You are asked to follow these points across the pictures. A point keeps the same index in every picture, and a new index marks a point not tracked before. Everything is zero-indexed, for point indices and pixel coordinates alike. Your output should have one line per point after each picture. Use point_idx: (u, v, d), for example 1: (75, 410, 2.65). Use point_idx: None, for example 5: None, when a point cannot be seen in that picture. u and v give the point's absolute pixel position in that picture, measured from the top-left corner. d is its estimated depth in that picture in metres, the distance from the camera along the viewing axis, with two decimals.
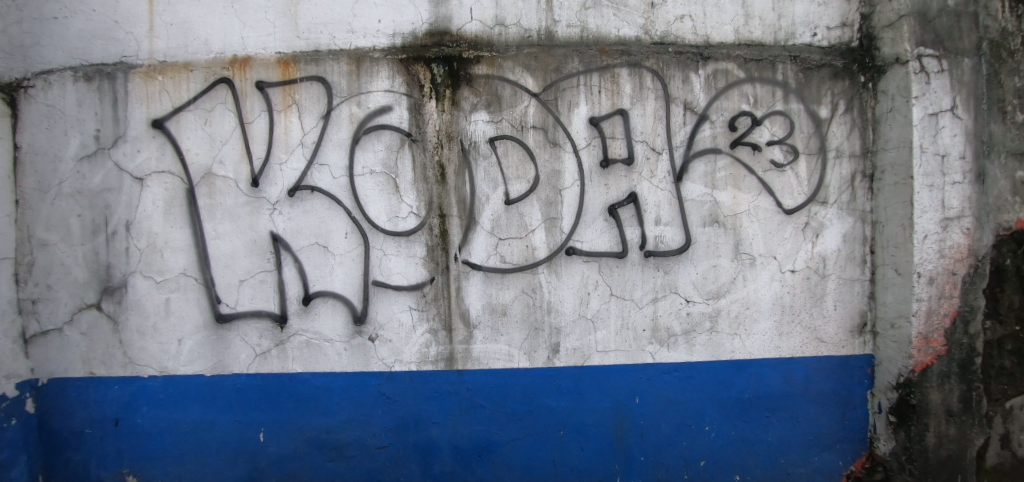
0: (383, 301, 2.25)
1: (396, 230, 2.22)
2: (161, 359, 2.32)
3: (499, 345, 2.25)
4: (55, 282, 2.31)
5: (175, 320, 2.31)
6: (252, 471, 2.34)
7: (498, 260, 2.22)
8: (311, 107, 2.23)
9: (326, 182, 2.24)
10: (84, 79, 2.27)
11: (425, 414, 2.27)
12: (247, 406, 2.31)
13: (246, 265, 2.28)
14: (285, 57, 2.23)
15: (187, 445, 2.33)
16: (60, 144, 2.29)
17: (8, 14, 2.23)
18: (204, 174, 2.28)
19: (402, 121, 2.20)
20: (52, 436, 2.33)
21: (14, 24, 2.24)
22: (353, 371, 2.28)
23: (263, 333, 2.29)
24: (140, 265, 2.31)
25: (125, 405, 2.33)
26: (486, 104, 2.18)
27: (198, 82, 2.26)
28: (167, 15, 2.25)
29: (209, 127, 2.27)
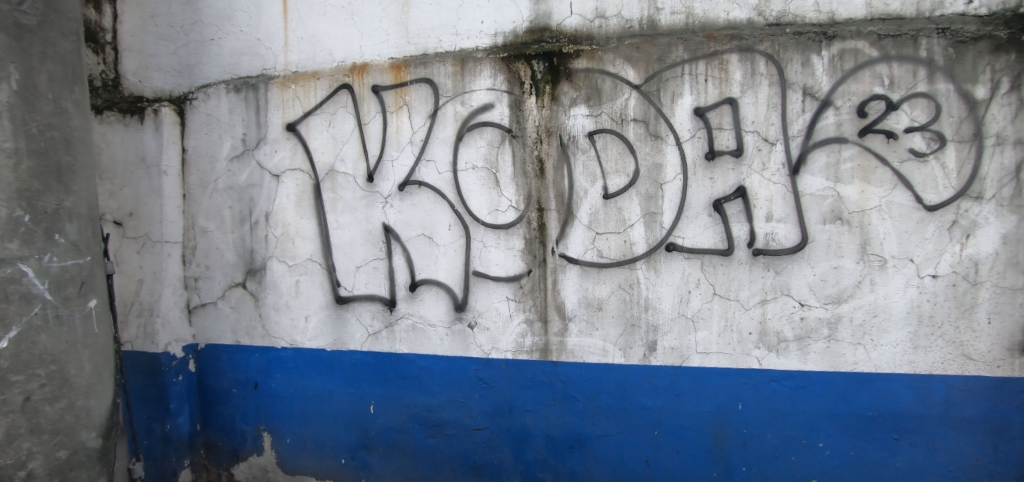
0: (483, 290, 2.35)
1: (496, 223, 2.31)
2: (291, 334, 2.63)
3: (594, 339, 2.25)
4: (212, 263, 2.72)
5: (303, 300, 2.61)
6: (363, 439, 2.58)
7: (595, 255, 2.21)
8: (420, 107, 2.39)
9: (432, 178, 2.38)
10: (234, 90, 2.64)
11: (519, 402, 2.34)
12: (361, 380, 2.54)
13: (362, 253, 2.51)
14: (397, 62, 2.41)
15: (311, 411, 2.63)
16: (216, 146, 2.69)
17: (178, 39, 2.67)
18: (328, 171, 2.54)
19: (503, 118, 2.28)
20: (208, 392, 2.77)
21: (183, 47, 2.67)
22: (453, 355, 2.41)
23: (375, 315, 2.50)
24: (277, 251, 2.63)
25: (263, 370, 2.68)
26: (586, 98, 2.18)
27: (323, 88, 2.52)
28: (299, 30, 2.54)
29: (333, 129, 2.52)
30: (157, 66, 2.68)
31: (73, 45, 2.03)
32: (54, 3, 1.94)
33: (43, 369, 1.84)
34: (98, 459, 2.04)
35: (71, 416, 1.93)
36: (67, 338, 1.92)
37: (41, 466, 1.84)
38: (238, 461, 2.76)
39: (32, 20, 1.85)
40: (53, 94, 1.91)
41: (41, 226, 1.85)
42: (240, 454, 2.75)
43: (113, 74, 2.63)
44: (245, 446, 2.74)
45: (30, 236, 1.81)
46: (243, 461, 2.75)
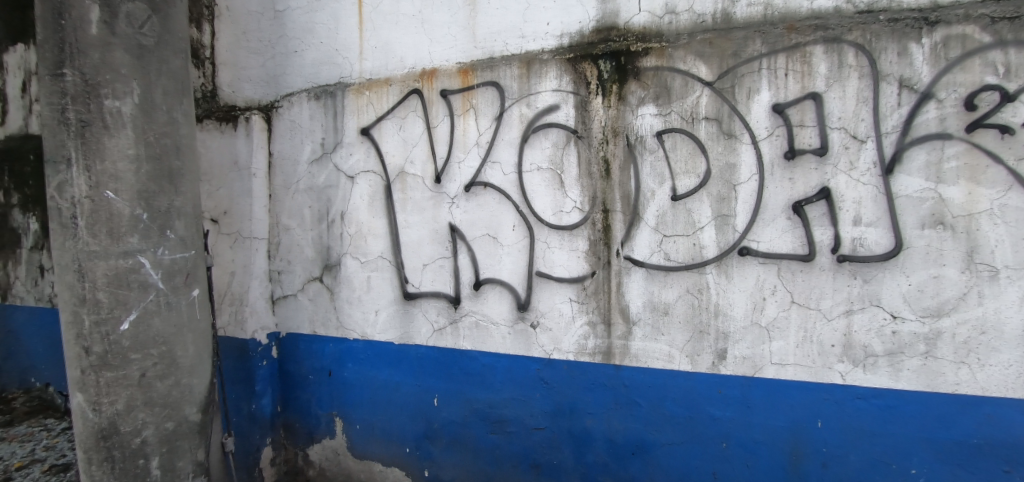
0: (546, 291, 2.36)
1: (560, 224, 2.30)
2: (362, 326, 2.77)
3: (659, 344, 2.18)
4: (294, 258, 2.92)
5: (374, 295, 2.74)
6: (427, 430, 2.66)
7: (662, 258, 2.15)
8: (487, 109, 2.43)
9: (497, 179, 2.42)
10: (314, 98, 2.83)
11: (580, 404, 2.32)
12: (426, 373, 2.63)
13: (429, 251, 2.59)
14: (464, 66, 2.47)
15: (379, 400, 2.75)
16: (298, 150, 2.88)
17: (266, 52, 2.90)
18: (399, 173, 2.65)
19: (569, 119, 2.27)
20: (288, 377, 2.98)
21: (270, 59, 2.91)
22: (515, 354, 2.44)
23: (440, 311, 2.58)
24: (350, 248, 2.79)
25: (336, 360, 2.84)
26: (654, 97, 2.13)
27: (395, 94, 2.64)
28: (373, 40, 2.68)
29: (404, 132, 2.63)
30: (248, 77, 2.93)
31: (185, 62, 2.24)
32: (168, 24, 2.15)
33: (156, 349, 2.10)
34: (198, 434, 2.24)
35: (178, 392, 2.16)
36: (175, 322, 2.15)
37: (153, 434, 2.10)
38: (313, 442, 2.95)
39: (150, 40, 2.08)
40: (167, 105, 2.13)
41: (155, 222, 2.09)
42: (315, 437, 2.93)
43: (211, 86, 2.88)
44: (319, 430, 2.92)
45: (146, 231, 2.06)
46: (317, 442, 2.93)
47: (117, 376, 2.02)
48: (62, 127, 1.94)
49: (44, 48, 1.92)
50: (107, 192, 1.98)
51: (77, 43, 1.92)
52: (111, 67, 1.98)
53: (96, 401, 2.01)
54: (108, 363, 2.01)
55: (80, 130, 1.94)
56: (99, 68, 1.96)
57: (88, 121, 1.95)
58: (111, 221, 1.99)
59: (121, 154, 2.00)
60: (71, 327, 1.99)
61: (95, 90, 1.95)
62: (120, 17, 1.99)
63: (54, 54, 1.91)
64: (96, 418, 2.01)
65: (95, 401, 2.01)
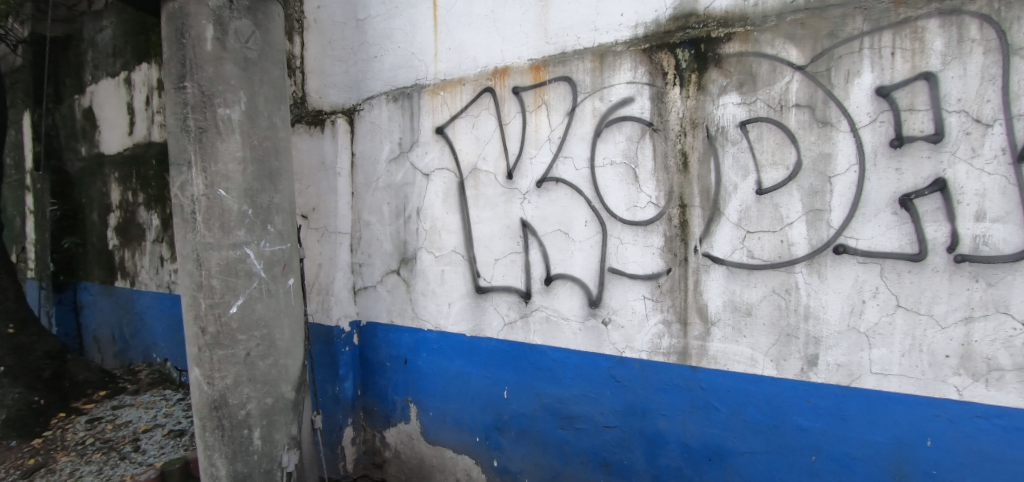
0: (619, 287, 2.30)
1: (634, 219, 2.24)
2: (436, 317, 2.86)
3: (741, 346, 2.06)
4: (373, 252, 3.08)
5: (448, 288, 2.82)
6: (497, 421, 2.70)
7: (745, 255, 2.03)
8: (559, 105, 2.42)
9: (570, 174, 2.40)
10: (392, 100, 2.96)
11: (653, 405, 2.25)
12: (497, 365, 2.67)
13: (501, 246, 2.62)
14: (536, 62, 2.47)
15: (451, 389, 2.83)
16: (378, 149, 3.03)
17: (349, 60, 3.08)
18: (472, 170, 2.70)
19: (644, 111, 2.20)
20: (367, 363, 3.15)
21: (352, 66, 3.08)
22: (586, 351, 2.41)
23: (511, 305, 2.60)
24: (426, 242, 2.89)
25: (412, 349, 2.96)
26: (738, 85, 2.01)
27: (468, 93, 2.69)
28: (448, 41, 2.75)
29: (477, 130, 2.68)
30: (333, 84, 3.12)
31: (282, 72, 2.42)
32: (268, 39, 2.34)
33: (258, 332, 2.30)
34: (291, 410, 2.43)
35: (276, 371, 2.36)
36: (274, 308, 2.34)
37: (256, 408, 2.30)
38: (389, 426, 3.09)
39: (254, 53, 2.27)
40: (268, 111, 2.32)
41: (258, 217, 2.28)
42: (391, 421, 3.08)
43: (301, 93, 3.13)
44: (395, 414, 3.06)
45: (251, 225, 2.26)
46: (393, 426, 3.07)
47: (227, 354, 2.23)
48: (183, 133, 2.16)
49: (169, 65, 2.17)
50: (219, 190, 2.19)
51: (195, 59, 2.14)
52: (223, 79, 2.19)
53: (210, 375, 2.23)
54: (219, 342, 2.23)
55: (198, 135, 2.16)
56: (213, 80, 2.17)
57: (204, 128, 2.16)
58: (222, 216, 2.19)
59: (231, 156, 2.21)
60: (190, 309, 2.22)
61: (210, 99, 2.16)
62: (230, 33, 2.19)
63: (177, 69, 2.15)
64: (210, 391, 2.23)
65: (209, 375, 2.23)
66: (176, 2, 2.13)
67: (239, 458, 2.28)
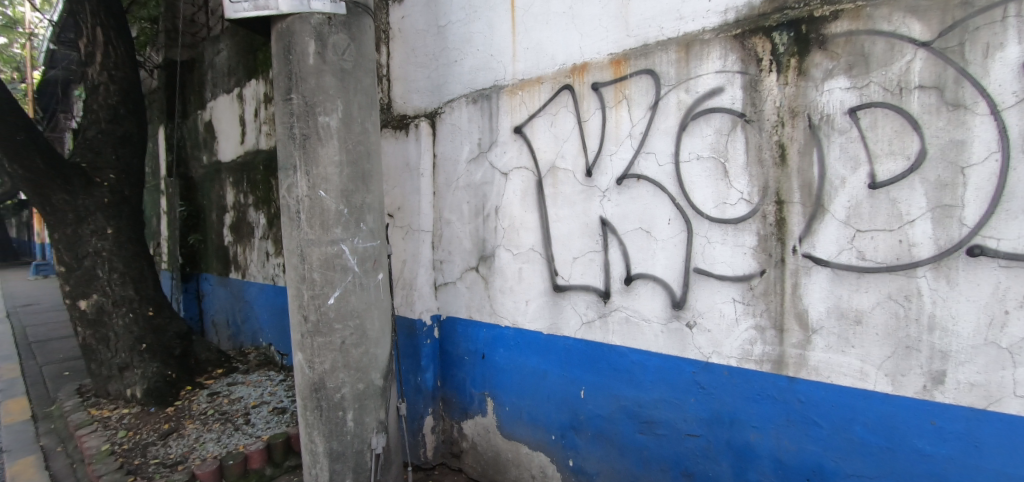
0: (706, 289, 2.17)
1: (723, 217, 2.10)
2: (514, 314, 2.88)
3: (848, 358, 1.85)
4: (453, 249, 3.16)
5: (525, 285, 2.82)
6: (573, 421, 2.66)
7: (854, 256, 1.83)
8: (641, 99, 2.33)
9: (652, 170, 2.30)
10: (472, 101, 3.01)
11: (743, 415, 2.10)
12: (573, 364, 2.64)
13: (579, 244, 2.58)
14: (617, 56, 2.40)
15: (528, 386, 2.83)
16: (458, 149, 3.10)
17: (431, 65, 3.18)
18: (550, 168, 2.68)
19: (735, 102, 2.06)
20: (447, 356, 3.24)
21: (433, 70, 3.18)
22: (668, 354, 2.29)
23: (590, 304, 2.55)
24: (504, 240, 2.91)
25: (489, 344, 3.00)
26: (847, 67, 1.82)
27: (547, 91, 2.67)
28: (526, 41, 2.75)
29: (555, 128, 2.65)
30: (416, 89, 3.25)
31: (373, 80, 2.55)
32: (361, 50, 2.47)
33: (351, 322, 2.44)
34: (380, 396, 2.56)
35: (366, 359, 2.50)
36: (365, 300, 2.48)
37: (349, 392, 2.45)
38: (467, 417, 3.16)
39: (349, 63, 2.41)
40: (360, 117, 2.46)
41: (353, 216, 2.42)
42: (469, 413, 3.14)
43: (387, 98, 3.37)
44: (473, 407, 3.12)
45: (347, 223, 2.40)
46: (470, 418, 3.13)
47: (325, 341, 2.40)
48: (289, 141, 2.35)
49: (278, 79, 2.37)
50: (320, 191, 2.35)
51: (300, 72, 2.32)
52: (323, 90, 2.34)
53: (311, 359, 2.42)
54: (318, 330, 2.40)
55: (302, 142, 2.33)
56: (315, 91, 2.33)
57: (308, 135, 2.33)
58: (321, 215, 2.35)
59: (329, 160, 2.36)
60: (295, 299, 2.41)
61: (312, 108, 2.33)
62: (328, 47, 2.35)
63: (285, 82, 2.34)
64: (310, 374, 2.42)
65: (310, 359, 2.42)
66: (284, 21, 2.32)
67: (334, 438, 2.44)
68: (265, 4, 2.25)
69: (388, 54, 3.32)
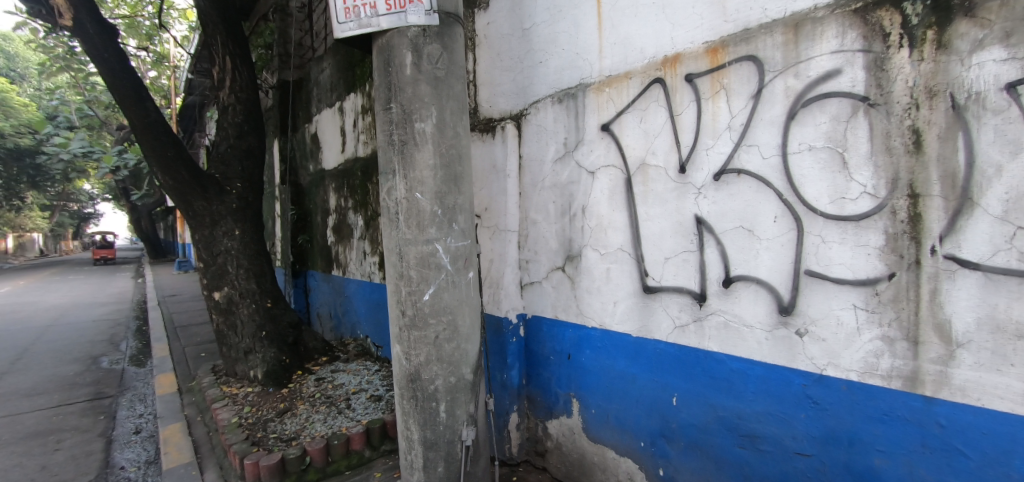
0: (820, 293, 1.96)
1: (842, 214, 1.89)
2: (601, 315, 2.81)
3: (1005, 378, 1.58)
4: (539, 249, 3.15)
5: (614, 286, 2.74)
6: (664, 428, 2.54)
7: (1014, 258, 1.55)
8: (741, 88, 2.16)
9: (755, 164, 2.13)
10: (557, 101, 2.99)
11: (865, 436, 1.87)
12: (665, 369, 2.51)
13: (672, 244, 2.45)
14: (714, 44, 2.25)
15: (615, 389, 2.75)
16: (543, 150, 3.08)
17: (516, 68, 3.20)
18: (640, 165, 2.58)
19: (855, 84, 1.84)
20: (532, 355, 3.24)
21: (518, 72, 3.19)
22: (774, 364, 2.11)
23: (683, 307, 2.42)
24: (592, 240, 2.85)
25: (575, 345, 2.96)
26: (1003, 35, 1.55)
27: (636, 86, 2.57)
28: (613, 36, 2.67)
29: (645, 123, 2.55)
30: (501, 93, 3.29)
31: (464, 85, 2.62)
32: (453, 58, 2.55)
33: (443, 319, 2.52)
34: (470, 390, 2.62)
35: (458, 354, 2.57)
36: (458, 298, 2.54)
37: (442, 385, 2.53)
38: (552, 417, 3.14)
39: (442, 71, 2.49)
40: (453, 122, 2.53)
41: (446, 216, 2.50)
42: (554, 412, 3.12)
43: (474, 104, 3.42)
44: (558, 407, 3.09)
45: (440, 223, 2.48)
46: (556, 418, 3.11)
47: (420, 335, 2.50)
48: (389, 147, 2.48)
49: (379, 90, 2.51)
50: (416, 194, 2.45)
51: (398, 82, 2.44)
52: (419, 98, 2.45)
53: (408, 352, 2.53)
54: (415, 325, 2.50)
55: (401, 147, 2.45)
56: (412, 100, 2.44)
57: (405, 141, 2.45)
58: (417, 216, 2.46)
59: (425, 164, 2.46)
60: (394, 294, 2.54)
61: (410, 115, 2.44)
62: (424, 57, 2.44)
63: (385, 93, 2.47)
64: (407, 365, 2.54)
65: (407, 351, 2.53)
66: (384, 36, 2.45)
67: (428, 427, 2.54)
68: (368, 22, 2.39)
69: (475, 60, 3.41)
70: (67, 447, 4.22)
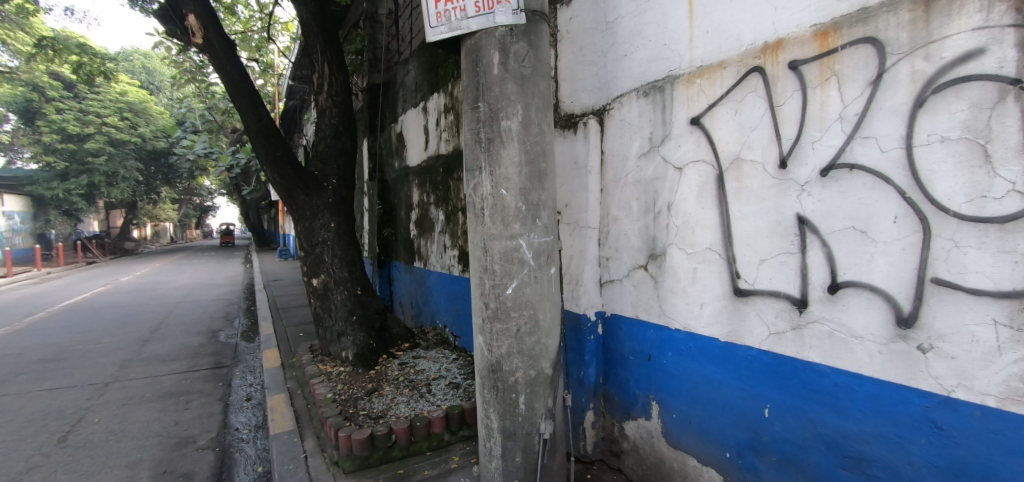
0: (949, 305, 1.74)
1: (980, 215, 1.66)
2: (686, 317, 2.68)
3: None
4: (621, 246, 3.07)
5: (701, 287, 2.60)
6: (754, 440, 2.38)
7: None
8: (856, 74, 1.95)
9: (872, 158, 1.92)
10: (643, 95, 2.88)
11: (1003, 471, 1.62)
12: (757, 378, 2.35)
13: (768, 245, 2.28)
14: (823, 27, 2.05)
15: (700, 395, 2.62)
16: (627, 145, 2.99)
17: (600, 62, 3.12)
18: (734, 160, 2.42)
19: (1003, 66, 1.60)
20: (610, 353, 3.17)
21: (602, 66, 3.11)
22: (888, 381, 1.90)
23: (781, 313, 2.24)
24: (678, 238, 2.73)
25: (657, 346, 2.86)
26: None
27: (731, 76, 2.42)
28: (706, 24, 2.52)
29: (741, 116, 2.39)
30: (583, 88, 3.24)
31: (549, 82, 2.61)
32: (539, 55, 2.55)
33: (525, 313, 2.54)
34: (549, 385, 2.62)
35: (539, 348, 2.58)
36: (540, 292, 2.55)
37: (523, 377, 2.56)
38: (629, 418, 3.06)
39: (528, 69, 2.50)
40: (538, 119, 2.53)
41: (530, 212, 2.51)
42: (631, 413, 3.04)
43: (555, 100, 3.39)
44: (636, 408, 3.01)
45: (525, 219, 2.50)
46: (633, 420, 3.03)
47: (502, 328, 2.54)
48: (476, 145, 2.53)
49: (467, 90, 2.56)
50: (502, 190, 2.49)
51: (485, 82, 2.48)
52: (506, 96, 2.47)
53: (490, 343, 2.58)
54: (497, 317, 2.55)
55: (487, 145, 2.49)
56: (499, 98, 2.47)
57: (492, 138, 2.48)
58: (501, 211, 2.49)
59: (511, 161, 2.48)
60: (477, 287, 2.60)
61: (497, 114, 2.48)
62: (511, 56, 2.46)
63: (473, 92, 2.52)
64: (489, 356, 2.59)
65: (489, 342, 2.58)
66: (473, 38, 2.50)
67: (508, 417, 2.59)
68: (458, 24, 2.45)
69: (557, 56, 3.39)
70: (194, 407, 4.79)
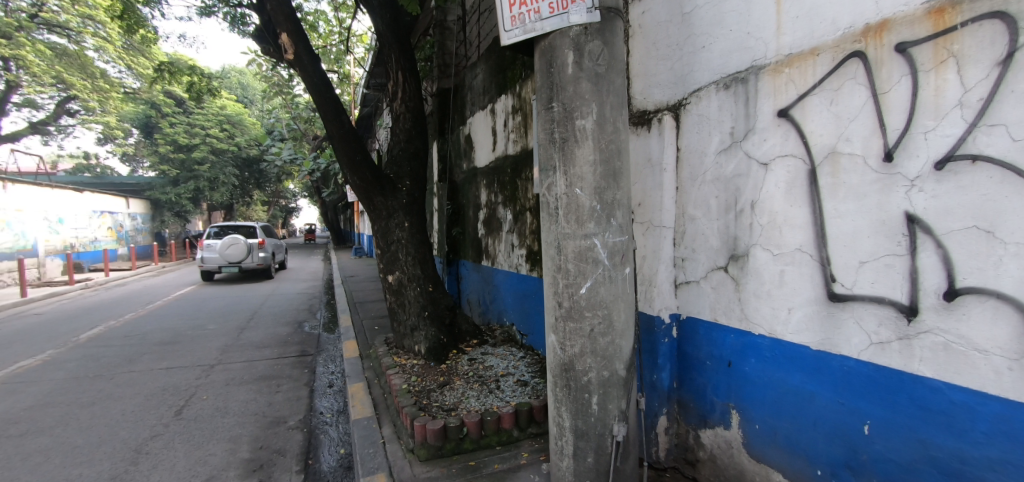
0: None
1: None
2: (771, 322, 2.52)
3: None
4: (698, 247, 2.94)
5: (789, 291, 2.43)
6: (850, 458, 2.20)
7: None
8: (979, 54, 1.75)
9: (1000, 148, 1.71)
10: (723, 88, 2.74)
11: None
12: (855, 390, 2.16)
13: (869, 246, 2.09)
14: (938, 4, 1.85)
15: (787, 405, 2.45)
16: (705, 141, 2.85)
17: (675, 56, 3.01)
18: (829, 154, 2.23)
19: None
20: (685, 358, 3.05)
21: (677, 61, 2.99)
22: (1020, 401, 1.69)
23: (884, 321, 2.04)
24: (762, 239, 2.56)
25: (738, 352, 2.71)
26: None
27: (826, 63, 2.23)
28: (795, 9, 2.35)
29: (837, 106, 2.20)
30: (657, 83, 3.13)
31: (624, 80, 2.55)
32: (614, 52, 2.50)
33: (600, 313, 2.50)
34: (623, 386, 2.57)
35: (612, 349, 2.53)
36: (614, 292, 2.50)
37: (596, 377, 2.52)
38: (705, 426, 2.92)
39: (603, 67, 2.45)
40: (614, 116, 2.48)
41: (605, 211, 2.47)
42: (708, 421, 2.90)
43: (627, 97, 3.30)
44: (713, 416, 2.87)
45: (599, 218, 2.46)
46: (710, 428, 2.89)
47: (576, 327, 2.51)
48: (550, 144, 2.52)
49: (541, 90, 2.56)
50: (577, 189, 2.46)
51: (560, 81, 2.47)
52: (580, 95, 2.45)
53: (563, 342, 2.56)
54: (571, 316, 2.52)
55: (562, 145, 2.48)
56: (573, 98, 2.45)
57: (566, 138, 2.47)
58: (576, 211, 2.47)
59: (585, 160, 2.45)
60: (551, 286, 2.59)
61: (572, 113, 2.46)
62: (586, 55, 2.44)
63: (547, 93, 2.52)
64: (561, 355, 2.57)
65: (562, 341, 2.56)
66: (547, 39, 2.49)
67: (580, 417, 2.56)
68: (532, 26, 2.45)
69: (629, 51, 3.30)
70: (284, 390, 5.19)
